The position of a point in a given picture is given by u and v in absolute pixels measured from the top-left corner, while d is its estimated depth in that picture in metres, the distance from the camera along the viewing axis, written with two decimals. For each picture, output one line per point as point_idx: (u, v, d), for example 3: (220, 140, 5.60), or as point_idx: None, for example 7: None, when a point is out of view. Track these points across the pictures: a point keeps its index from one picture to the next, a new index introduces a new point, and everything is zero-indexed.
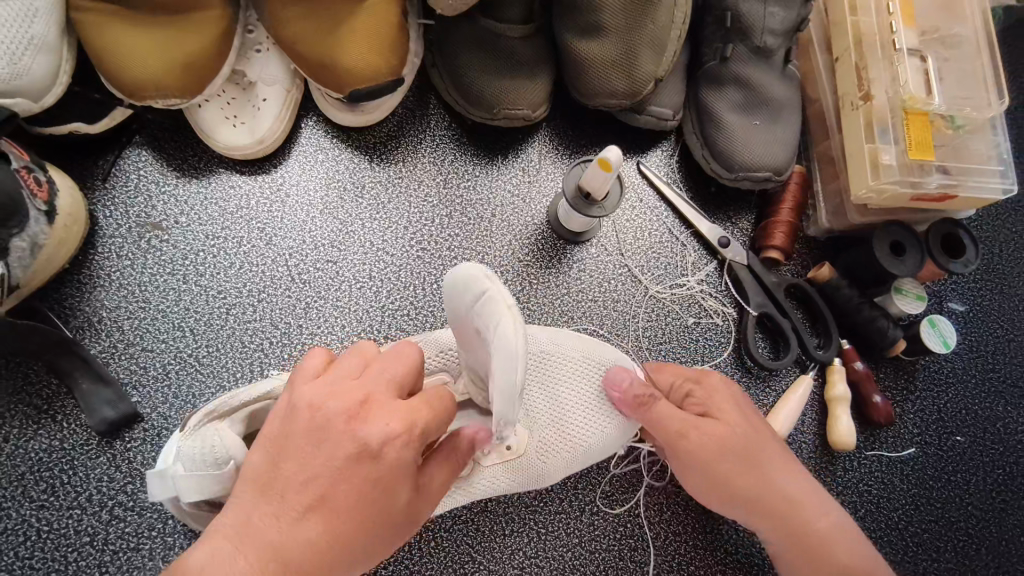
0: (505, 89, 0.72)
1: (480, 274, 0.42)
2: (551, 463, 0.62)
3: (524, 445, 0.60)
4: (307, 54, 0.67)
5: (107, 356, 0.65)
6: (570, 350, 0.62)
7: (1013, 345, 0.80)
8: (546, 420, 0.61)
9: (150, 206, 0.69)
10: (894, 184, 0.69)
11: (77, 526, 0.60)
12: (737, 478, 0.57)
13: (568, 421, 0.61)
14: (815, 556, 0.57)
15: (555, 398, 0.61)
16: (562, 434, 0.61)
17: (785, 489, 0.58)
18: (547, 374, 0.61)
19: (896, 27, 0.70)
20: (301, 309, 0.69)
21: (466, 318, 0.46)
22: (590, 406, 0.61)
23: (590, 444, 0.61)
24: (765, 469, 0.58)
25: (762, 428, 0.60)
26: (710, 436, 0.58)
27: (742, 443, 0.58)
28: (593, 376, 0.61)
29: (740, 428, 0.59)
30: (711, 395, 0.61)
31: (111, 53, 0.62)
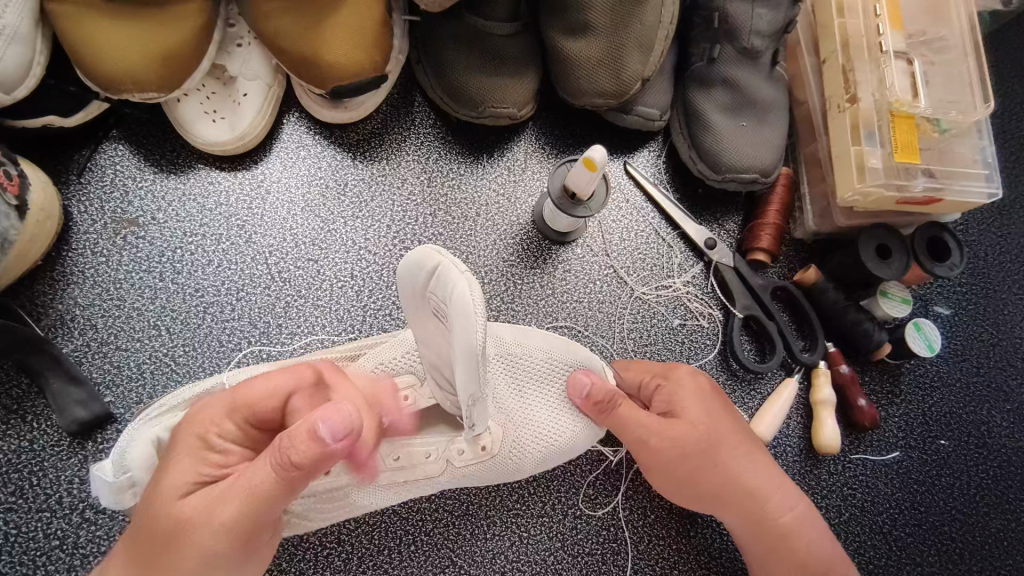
0: (490, 87, 0.71)
1: (433, 252, 0.44)
2: (522, 460, 0.61)
3: (498, 441, 0.60)
4: (288, 49, 0.66)
5: (80, 355, 0.63)
6: (536, 351, 0.62)
7: (998, 348, 0.80)
8: (511, 421, 0.61)
9: (127, 202, 0.68)
10: (879, 188, 0.69)
11: (46, 529, 0.58)
12: (701, 477, 0.57)
13: (539, 420, 0.61)
14: (781, 552, 0.57)
15: (525, 399, 0.62)
16: (529, 435, 0.61)
17: (750, 484, 0.57)
18: (514, 376, 0.62)
19: (883, 29, 0.70)
20: (281, 308, 0.67)
21: (421, 301, 0.47)
22: (558, 405, 0.62)
23: (557, 445, 0.61)
24: (729, 469, 0.57)
25: (728, 419, 0.59)
26: (671, 440, 0.57)
27: (705, 443, 0.57)
28: (559, 376, 0.62)
29: (703, 426, 0.58)
30: (676, 391, 0.60)
31: (86, 46, 0.61)
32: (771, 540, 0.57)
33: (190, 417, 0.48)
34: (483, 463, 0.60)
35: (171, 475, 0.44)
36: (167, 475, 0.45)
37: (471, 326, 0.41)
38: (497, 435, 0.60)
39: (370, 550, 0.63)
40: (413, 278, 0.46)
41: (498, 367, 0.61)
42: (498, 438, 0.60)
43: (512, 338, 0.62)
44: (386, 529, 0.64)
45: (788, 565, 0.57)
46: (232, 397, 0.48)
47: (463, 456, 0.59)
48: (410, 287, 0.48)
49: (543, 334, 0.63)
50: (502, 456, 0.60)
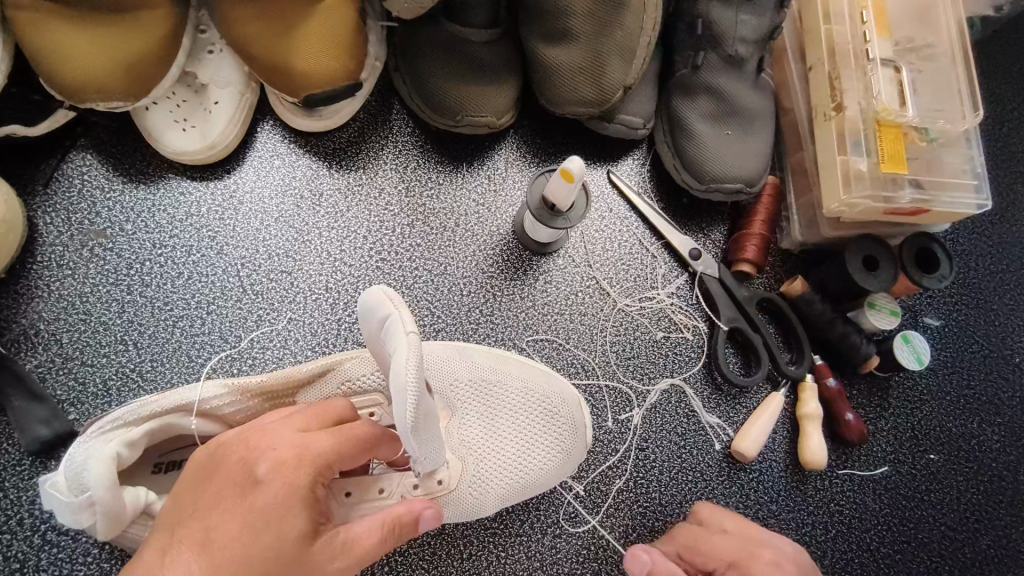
0: (468, 95, 0.69)
1: (381, 295, 0.44)
2: (483, 497, 0.59)
3: (456, 479, 0.57)
4: (259, 57, 0.64)
5: (44, 371, 0.61)
6: (512, 379, 0.62)
7: (989, 360, 0.78)
8: (479, 451, 0.59)
9: (94, 213, 0.66)
10: (866, 199, 0.67)
11: (6, 552, 0.56)
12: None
13: (507, 451, 0.60)
14: None
15: (494, 428, 0.61)
16: (495, 467, 0.59)
17: None
18: (487, 403, 0.61)
19: (869, 36, 0.69)
20: (253, 322, 0.66)
21: (377, 344, 0.47)
22: (530, 436, 0.61)
23: (524, 478, 0.60)
24: None
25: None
26: None
27: None
28: (534, 406, 0.62)
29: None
30: None
31: (47, 53, 0.59)
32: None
33: (278, 462, 0.42)
34: (439, 497, 0.57)
35: (288, 529, 0.41)
36: (285, 527, 0.41)
37: (402, 399, 0.40)
38: (453, 471, 0.57)
39: None
40: (369, 320, 0.47)
41: (468, 393, 0.61)
42: (456, 473, 0.57)
43: (487, 365, 0.62)
44: None
45: None
46: (327, 440, 0.44)
47: (418, 491, 0.56)
48: (367, 327, 0.48)
49: (518, 363, 0.63)
50: (462, 493, 0.58)
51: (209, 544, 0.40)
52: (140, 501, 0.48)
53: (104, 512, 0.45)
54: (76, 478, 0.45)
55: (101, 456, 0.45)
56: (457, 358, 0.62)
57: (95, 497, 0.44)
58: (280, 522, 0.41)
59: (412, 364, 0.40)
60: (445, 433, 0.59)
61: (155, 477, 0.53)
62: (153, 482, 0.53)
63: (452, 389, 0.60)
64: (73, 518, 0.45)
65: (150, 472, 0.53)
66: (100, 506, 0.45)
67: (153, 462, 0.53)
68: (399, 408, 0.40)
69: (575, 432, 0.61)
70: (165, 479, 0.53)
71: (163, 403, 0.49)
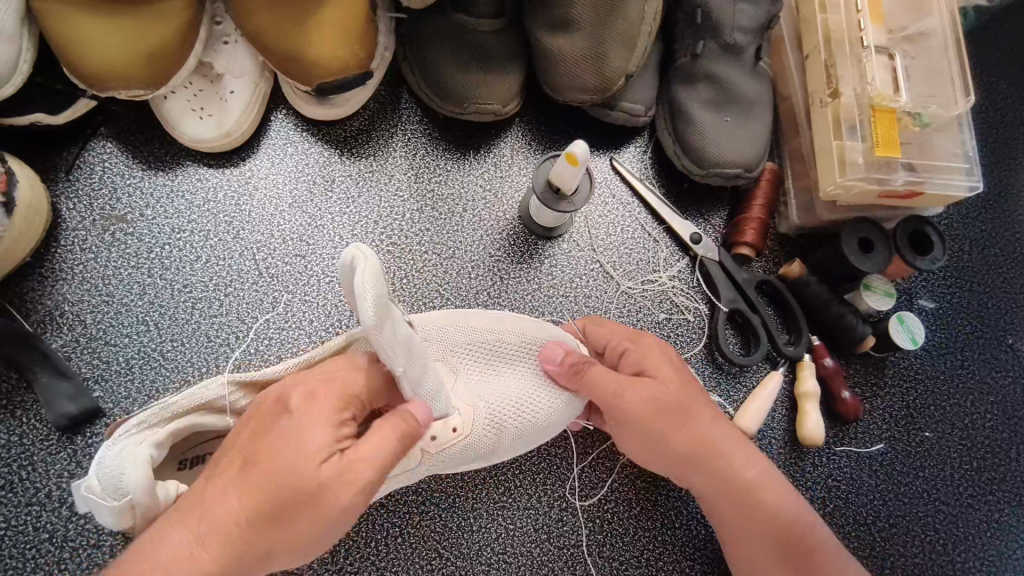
0: (475, 84, 0.71)
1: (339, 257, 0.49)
2: (496, 441, 0.62)
3: (469, 425, 0.59)
4: (273, 47, 0.66)
5: (69, 350, 0.64)
6: (510, 332, 0.64)
7: (982, 341, 0.81)
8: (488, 400, 0.61)
9: (115, 199, 0.68)
10: (859, 181, 0.69)
11: (36, 523, 0.59)
12: (669, 434, 0.58)
13: (515, 394, 0.62)
14: (743, 500, 0.59)
15: (498, 383, 0.63)
16: (505, 414, 0.61)
17: (719, 447, 0.59)
18: (489, 357, 0.64)
19: (864, 24, 0.71)
20: (269, 304, 0.68)
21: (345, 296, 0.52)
22: (533, 381, 0.63)
23: (534, 420, 0.63)
24: (695, 424, 0.59)
25: (692, 384, 0.61)
26: (648, 397, 0.58)
27: (674, 399, 0.59)
28: (532, 355, 0.64)
29: (676, 385, 0.59)
30: (645, 354, 0.61)
31: (71, 43, 0.61)
32: (791, 549, 0.59)
33: (309, 394, 0.48)
34: (456, 443, 0.59)
35: (310, 443, 0.44)
36: (308, 441, 0.44)
37: (364, 300, 0.45)
38: (466, 417, 0.59)
39: (358, 542, 0.64)
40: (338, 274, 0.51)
41: (470, 350, 0.64)
42: (467, 418, 0.59)
43: (487, 323, 0.64)
44: (374, 523, 0.65)
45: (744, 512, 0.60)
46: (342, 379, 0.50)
47: (435, 442, 0.57)
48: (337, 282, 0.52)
49: (514, 318, 0.65)
50: (475, 435, 0.60)
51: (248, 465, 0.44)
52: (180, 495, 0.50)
53: (146, 512, 0.47)
54: (113, 484, 0.46)
55: (137, 458, 0.47)
56: (455, 324, 0.64)
57: (136, 500, 0.46)
58: (300, 439, 0.44)
59: (369, 274, 0.45)
60: (453, 387, 0.62)
61: (182, 473, 0.54)
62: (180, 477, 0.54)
63: (454, 354, 0.63)
64: (115, 521, 0.47)
65: (175, 468, 0.54)
66: (140, 507, 0.47)
67: (178, 459, 0.54)
68: (363, 310, 0.45)
69: None
70: (189, 473, 0.55)
71: (184, 402, 0.51)
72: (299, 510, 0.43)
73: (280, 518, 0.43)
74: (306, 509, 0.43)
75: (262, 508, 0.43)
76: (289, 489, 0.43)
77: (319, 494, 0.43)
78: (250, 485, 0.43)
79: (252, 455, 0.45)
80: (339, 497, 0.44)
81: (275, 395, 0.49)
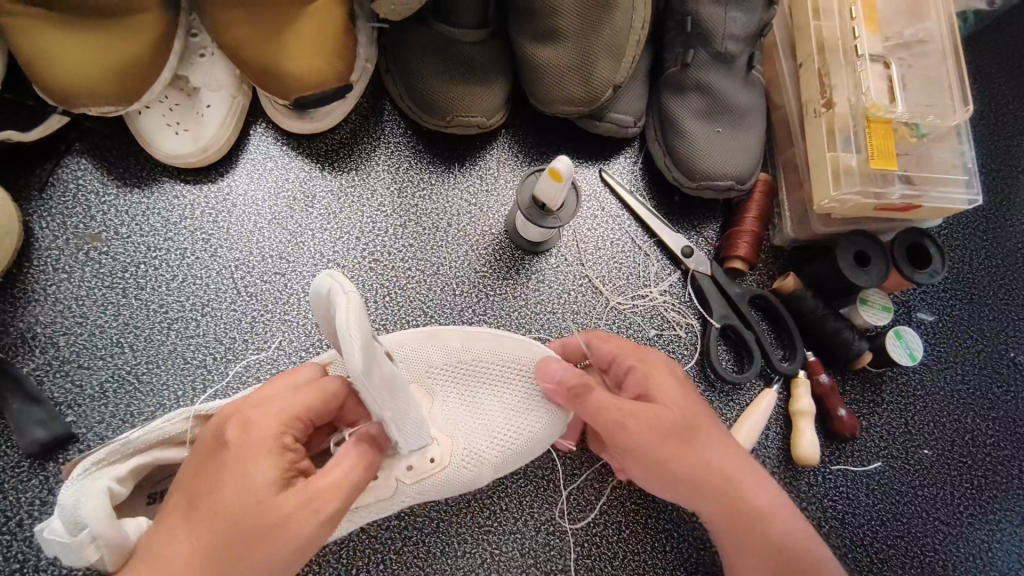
0: (458, 96, 0.70)
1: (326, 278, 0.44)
2: (480, 466, 0.61)
3: (446, 455, 0.58)
4: (248, 60, 0.65)
5: (41, 374, 0.62)
6: (487, 353, 0.61)
7: (982, 355, 0.79)
8: (465, 426, 0.61)
9: (89, 216, 0.67)
10: (854, 196, 0.67)
11: (5, 553, 0.57)
12: (675, 460, 0.54)
13: (495, 419, 0.61)
14: (753, 534, 0.55)
15: (477, 406, 0.62)
16: (485, 438, 0.61)
17: (726, 474, 0.56)
18: (467, 381, 0.62)
19: (858, 32, 0.68)
20: (247, 324, 0.66)
21: (331, 333, 0.48)
22: (513, 402, 0.61)
23: (517, 443, 0.61)
24: (699, 448, 0.55)
25: (700, 407, 0.58)
26: (651, 420, 0.54)
27: (678, 423, 0.55)
28: (511, 373, 0.61)
29: (681, 408, 0.56)
30: (650, 374, 0.58)
31: (40, 59, 0.60)
32: None
33: (246, 424, 0.45)
34: (432, 474, 0.58)
35: (257, 479, 0.43)
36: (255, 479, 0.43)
37: (350, 351, 0.40)
38: (442, 448, 0.58)
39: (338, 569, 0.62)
40: (321, 312, 0.47)
41: (447, 376, 0.62)
42: (445, 449, 0.59)
43: (460, 344, 0.62)
44: (355, 549, 0.63)
45: (754, 546, 0.55)
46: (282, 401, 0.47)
47: (411, 473, 0.56)
48: (320, 318, 0.48)
49: (489, 336, 0.61)
50: (454, 465, 0.59)
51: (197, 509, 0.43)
52: (145, 529, 0.48)
53: (109, 546, 0.45)
54: (70, 519, 0.45)
55: (94, 494, 0.45)
56: (430, 345, 0.62)
57: (95, 532, 0.44)
58: (245, 474, 0.43)
59: (354, 319, 0.41)
60: (430, 415, 0.61)
61: (151, 507, 0.54)
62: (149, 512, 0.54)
63: (430, 376, 0.62)
64: (76, 559, 0.45)
65: (145, 503, 0.54)
66: (101, 541, 0.45)
67: (147, 494, 0.54)
68: (349, 362, 0.40)
69: None
70: (159, 508, 0.55)
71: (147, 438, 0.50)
72: (254, 550, 0.43)
73: (233, 561, 0.42)
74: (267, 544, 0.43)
75: (214, 553, 0.42)
76: (245, 532, 0.42)
77: (280, 530, 0.43)
78: (201, 528, 0.43)
79: (195, 497, 0.44)
80: (301, 530, 0.43)
81: (210, 427, 0.46)
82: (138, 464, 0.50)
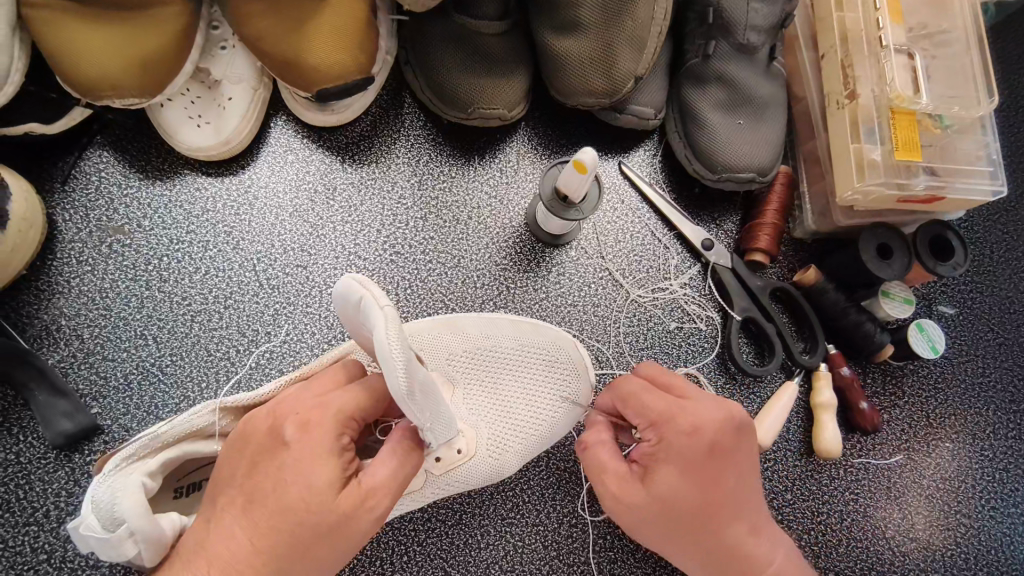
0: (480, 88, 0.69)
1: (356, 287, 0.45)
2: (505, 456, 0.61)
3: (473, 446, 0.59)
4: (271, 52, 0.64)
5: (66, 366, 0.62)
6: (507, 340, 0.63)
7: (1004, 348, 0.78)
8: (488, 414, 0.61)
9: (112, 209, 0.67)
10: (878, 187, 0.67)
11: (33, 544, 0.58)
12: (667, 540, 0.51)
13: (515, 406, 0.62)
14: None
15: (496, 392, 0.62)
16: (509, 426, 0.61)
17: (727, 558, 0.51)
18: (486, 370, 0.62)
19: (883, 23, 0.68)
20: (270, 316, 0.66)
21: (359, 333, 0.48)
22: (533, 389, 0.63)
23: (540, 430, 0.62)
24: (698, 540, 0.50)
25: (707, 493, 0.49)
26: (639, 508, 0.50)
27: (674, 517, 0.49)
28: (532, 358, 0.63)
29: (682, 501, 0.49)
30: (662, 453, 0.50)
31: (64, 51, 0.60)
32: None
33: (302, 422, 0.48)
34: (460, 465, 0.58)
35: (315, 479, 0.46)
36: (313, 481, 0.46)
37: (392, 371, 0.40)
38: (469, 437, 0.59)
39: (362, 560, 0.63)
40: (349, 311, 0.47)
41: (465, 364, 0.62)
42: (471, 439, 0.59)
43: (479, 332, 0.63)
44: (379, 540, 0.63)
45: None
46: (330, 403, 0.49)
47: (440, 464, 0.56)
48: (346, 316, 0.48)
49: (510, 322, 0.64)
50: (480, 456, 0.59)
51: (254, 509, 0.46)
52: (176, 525, 0.49)
53: (146, 541, 0.46)
54: (107, 515, 0.45)
55: (126, 490, 0.46)
56: (449, 333, 0.63)
57: (134, 527, 0.45)
58: (305, 473, 0.46)
59: (394, 335, 0.41)
60: (452, 405, 0.60)
61: (177, 501, 0.55)
62: (176, 506, 0.55)
63: (449, 363, 0.62)
64: (115, 555, 0.45)
65: (172, 498, 0.54)
66: (140, 535, 0.45)
67: (173, 488, 0.55)
68: (391, 379, 0.41)
69: (577, 372, 0.63)
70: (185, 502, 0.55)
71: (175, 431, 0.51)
72: (312, 547, 0.46)
73: (295, 555, 0.46)
74: (325, 541, 0.46)
75: (274, 547, 0.45)
76: (304, 528, 0.46)
77: (336, 525, 0.46)
78: (260, 526, 0.46)
79: (256, 493, 0.47)
80: (358, 524, 0.47)
81: (265, 425, 0.49)
82: (168, 458, 0.50)
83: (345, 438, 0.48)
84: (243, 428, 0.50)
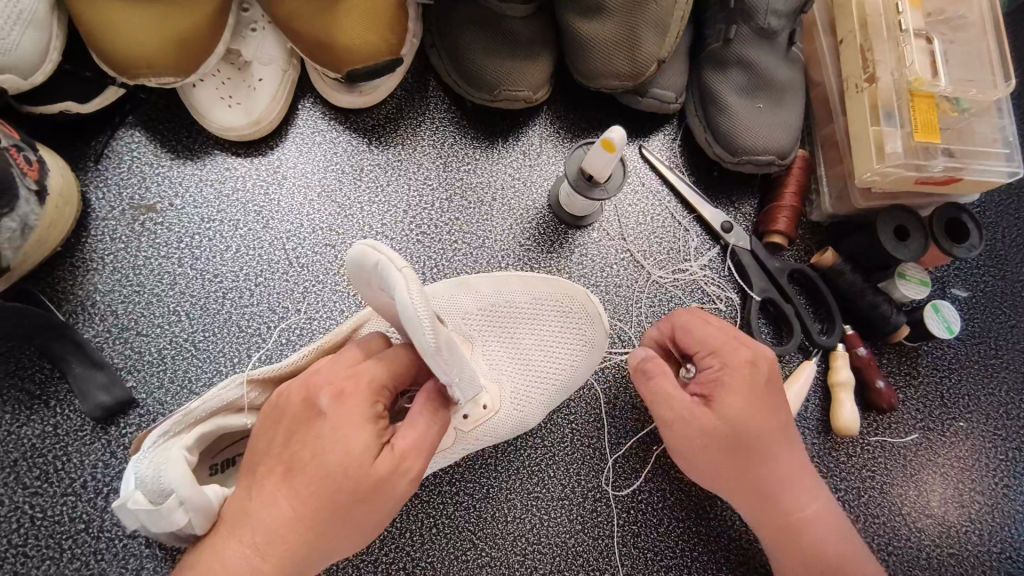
0: (506, 70, 0.70)
1: (371, 249, 0.45)
2: (529, 409, 0.62)
3: (498, 398, 0.60)
4: (303, 34, 0.66)
5: (101, 341, 0.63)
6: (520, 295, 0.63)
7: (1017, 330, 0.80)
8: (509, 368, 0.62)
9: (144, 188, 0.68)
10: (898, 168, 0.68)
11: (71, 513, 0.59)
12: (722, 466, 0.55)
13: (534, 359, 0.63)
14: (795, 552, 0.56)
15: (515, 345, 0.63)
16: (530, 379, 0.62)
17: (774, 488, 0.55)
18: (503, 325, 0.63)
19: (902, 7, 0.69)
20: (299, 294, 0.67)
21: (375, 295, 0.49)
22: (551, 342, 0.64)
23: (560, 379, 0.64)
24: (752, 465, 0.55)
25: (763, 418, 0.55)
26: (700, 427, 0.54)
27: (734, 436, 0.54)
28: (547, 311, 0.64)
29: (741, 421, 0.54)
30: (723, 378, 0.55)
31: (100, 29, 0.61)
32: None
33: (337, 391, 0.49)
34: (489, 418, 0.59)
35: (354, 446, 0.47)
36: (351, 448, 0.47)
37: (421, 328, 0.41)
38: (494, 392, 0.60)
39: (392, 532, 0.64)
40: (362, 274, 0.48)
41: (482, 321, 0.62)
42: (496, 393, 0.60)
43: (494, 290, 0.63)
44: (409, 514, 0.64)
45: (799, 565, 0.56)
46: (362, 374, 0.50)
47: (468, 420, 0.57)
48: (360, 278, 0.48)
49: (518, 278, 0.64)
50: (506, 410, 0.60)
51: (292, 480, 0.47)
52: (220, 494, 0.49)
53: (195, 509, 0.46)
54: (154, 489, 0.47)
55: (169, 462, 0.47)
56: (463, 292, 0.62)
57: (184, 496, 0.45)
58: (342, 441, 0.47)
59: (419, 294, 0.42)
60: (473, 363, 0.61)
61: (214, 477, 0.56)
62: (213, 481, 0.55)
63: (465, 322, 0.62)
64: (164, 526, 0.46)
65: (209, 473, 0.55)
66: (189, 504, 0.46)
67: (209, 464, 0.55)
68: (421, 336, 0.42)
69: (592, 322, 0.64)
70: (222, 475, 0.56)
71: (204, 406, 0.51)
72: (351, 511, 0.47)
73: (335, 520, 0.47)
74: (362, 506, 0.47)
75: (315, 513, 0.46)
76: (342, 493, 0.46)
77: (374, 490, 0.47)
78: (299, 495, 0.46)
79: (295, 461, 0.47)
80: (394, 488, 0.48)
81: (300, 395, 0.49)
82: (204, 432, 0.51)
83: (377, 405, 0.49)
84: (278, 401, 0.50)
